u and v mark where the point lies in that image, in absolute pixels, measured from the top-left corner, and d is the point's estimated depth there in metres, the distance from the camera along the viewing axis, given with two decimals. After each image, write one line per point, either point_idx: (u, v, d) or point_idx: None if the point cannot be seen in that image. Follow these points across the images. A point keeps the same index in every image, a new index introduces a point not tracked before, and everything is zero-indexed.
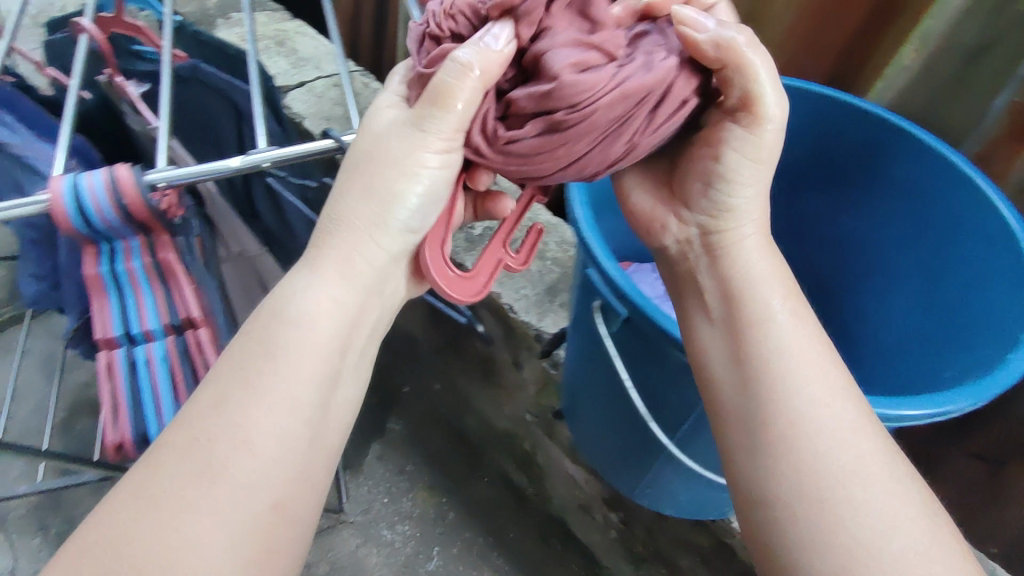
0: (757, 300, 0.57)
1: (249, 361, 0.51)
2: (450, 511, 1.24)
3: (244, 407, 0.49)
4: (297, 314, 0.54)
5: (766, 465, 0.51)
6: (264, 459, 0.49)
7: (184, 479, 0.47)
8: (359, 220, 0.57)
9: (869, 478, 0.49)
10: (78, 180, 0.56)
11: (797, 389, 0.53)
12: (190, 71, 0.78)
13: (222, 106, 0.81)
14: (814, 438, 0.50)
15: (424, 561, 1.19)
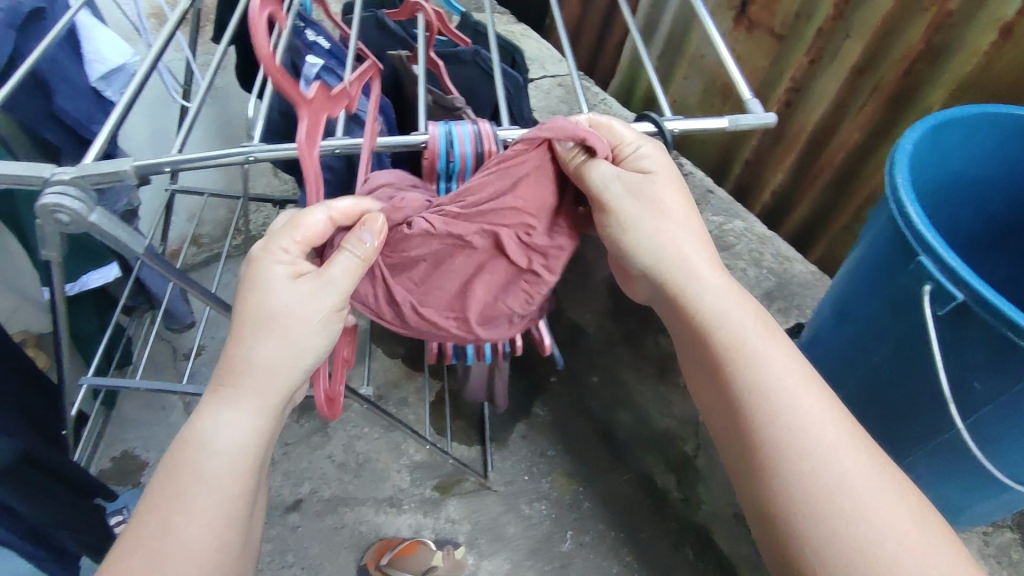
0: (728, 334, 0.63)
1: (179, 480, 0.58)
2: (586, 500, 1.29)
3: (157, 544, 0.56)
4: (214, 445, 0.59)
5: (790, 496, 0.56)
6: (203, 553, 0.57)
7: (138, 571, 0.55)
8: (269, 362, 0.61)
9: (839, 454, 0.57)
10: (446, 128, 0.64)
11: (756, 394, 0.60)
12: (471, 57, 0.86)
13: (489, 90, 0.88)
14: (813, 456, 0.57)
15: (558, 541, 1.25)
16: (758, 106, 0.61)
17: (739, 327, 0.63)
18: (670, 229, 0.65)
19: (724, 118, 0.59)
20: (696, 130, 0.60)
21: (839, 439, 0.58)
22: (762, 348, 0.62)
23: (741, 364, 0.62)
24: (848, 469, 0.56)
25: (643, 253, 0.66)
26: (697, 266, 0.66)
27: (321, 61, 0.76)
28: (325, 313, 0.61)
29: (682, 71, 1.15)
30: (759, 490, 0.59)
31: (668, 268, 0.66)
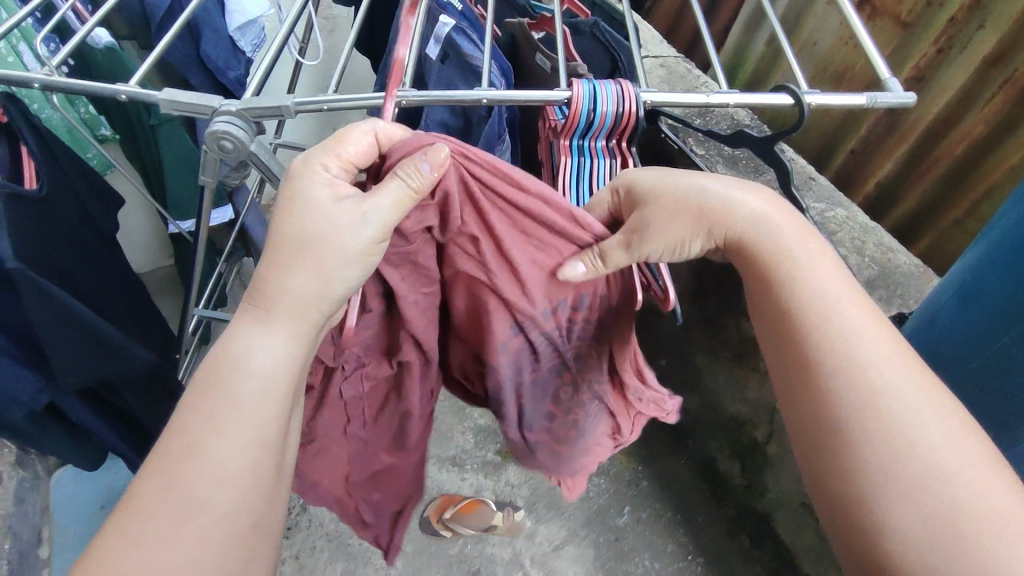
0: (817, 296, 0.55)
1: (210, 407, 0.51)
2: (643, 480, 1.30)
3: (187, 469, 0.49)
4: (249, 366, 0.53)
5: (867, 451, 0.50)
6: (232, 489, 0.50)
7: (166, 500, 0.48)
8: (301, 292, 0.53)
9: (911, 404, 0.50)
10: (596, 88, 0.60)
11: (824, 335, 0.54)
12: (590, 28, 0.87)
13: (603, 61, 0.89)
14: (895, 407, 0.50)
15: (614, 515, 1.26)
16: (898, 86, 0.62)
17: (804, 261, 0.57)
18: (698, 185, 0.59)
19: (863, 96, 0.60)
20: (835, 104, 0.61)
21: (912, 391, 0.51)
22: (820, 279, 0.56)
23: (804, 303, 0.56)
24: (921, 419, 0.50)
25: (688, 238, 0.59)
26: (730, 197, 0.60)
27: (453, 21, 0.81)
28: (363, 244, 0.52)
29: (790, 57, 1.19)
30: (824, 441, 0.53)
31: (704, 222, 0.59)
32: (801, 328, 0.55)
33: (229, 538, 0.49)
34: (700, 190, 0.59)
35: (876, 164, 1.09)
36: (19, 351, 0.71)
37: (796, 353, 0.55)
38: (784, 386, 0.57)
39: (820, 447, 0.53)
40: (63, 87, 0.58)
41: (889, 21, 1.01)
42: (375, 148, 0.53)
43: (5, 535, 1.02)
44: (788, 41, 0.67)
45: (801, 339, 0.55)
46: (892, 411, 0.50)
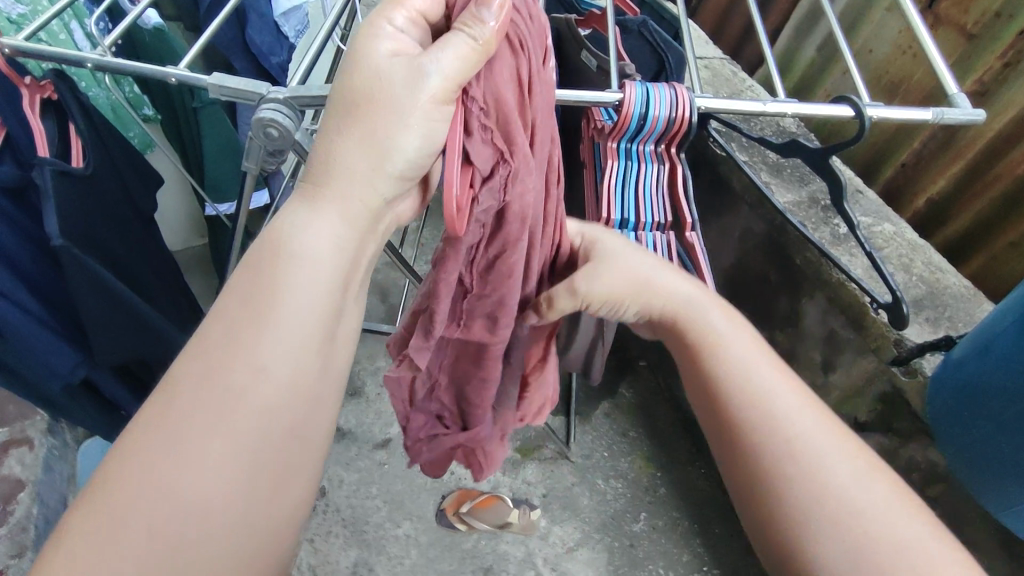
0: (733, 362, 0.51)
1: (249, 292, 0.39)
2: (662, 487, 1.27)
3: (227, 374, 0.37)
4: (296, 252, 0.40)
5: (789, 487, 0.44)
6: (260, 415, 0.37)
7: (199, 404, 0.36)
8: (359, 168, 0.41)
9: (825, 445, 0.45)
10: (649, 87, 0.58)
11: (741, 389, 0.49)
12: (638, 26, 0.85)
13: (650, 61, 0.87)
14: (808, 442, 0.45)
15: (630, 521, 1.23)
16: (966, 101, 0.60)
17: (715, 322, 0.54)
18: (630, 257, 0.58)
19: (929, 112, 0.58)
20: (900, 119, 0.58)
21: (831, 437, 0.46)
22: (733, 338, 0.53)
23: (718, 361, 0.51)
24: (839, 457, 0.45)
25: (626, 306, 0.58)
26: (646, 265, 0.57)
27: None
28: (424, 105, 0.40)
29: (841, 66, 1.16)
30: (751, 491, 0.46)
31: (639, 296, 0.57)
32: (716, 382, 0.50)
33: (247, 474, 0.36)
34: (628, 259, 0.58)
35: (929, 180, 1.05)
36: (60, 327, 0.72)
37: (714, 409, 0.50)
38: (714, 445, 0.51)
39: (742, 494, 0.47)
40: (115, 68, 0.58)
41: (953, 32, 0.98)
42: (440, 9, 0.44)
43: (33, 501, 1.05)
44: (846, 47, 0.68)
45: (718, 400, 0.50)
46: (806, 449, 0.45)
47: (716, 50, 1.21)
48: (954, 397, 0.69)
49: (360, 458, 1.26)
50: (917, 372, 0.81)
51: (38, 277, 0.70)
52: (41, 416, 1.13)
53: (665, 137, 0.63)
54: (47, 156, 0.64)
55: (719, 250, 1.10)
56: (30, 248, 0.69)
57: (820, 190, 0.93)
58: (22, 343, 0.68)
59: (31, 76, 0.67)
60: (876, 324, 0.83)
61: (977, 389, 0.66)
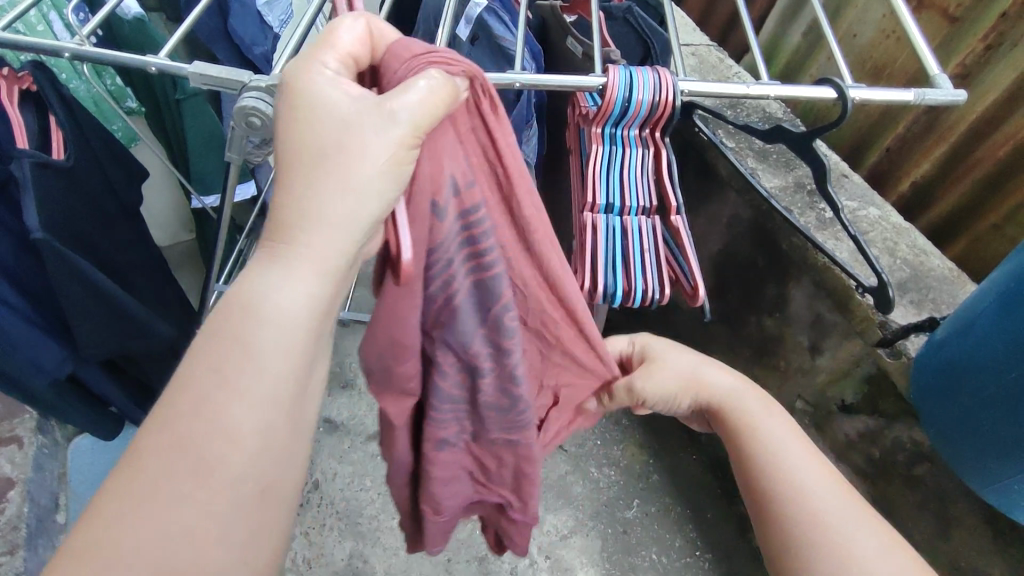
0: (767, 442, 0.57)
1: (220, 360, 0.37)
2: (654, 474, 1.28)
3: (199, 427, 0.36)
4: (264, 309, 0.39)
5: (818, 565, 0.49)
6: (247, 461, 0.37)
7: (168, 468, 0.35)
8: (329, 215, 0.40)
9: (863, 538, 0.49)
10: (634, 72, 0.58)
11: (776, 477, 0.55)
12: (622, 13, 0.85)
13: (636, 47, 0.87)
14: (836, 526, 0.50)
15: (623, 508, 1.24)
16: (948, 83, 0.60)
17: (755, 409, 0.60)
18: (684, 361, 0.63)
19: (910, 93, 0.58)
20: (882, 100, 0.59)
21: (857, 517, 0.51)
22: (768, 421, 0.59)
23: (758, 448, 0.57)
24: (876, 549, 0.49)
25: (680, 402, 0.63)
26: (693, 368, 0.63)
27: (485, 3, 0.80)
28: (394, 148, 0.39)
29: (826, 52, 1.17)
30: (779, 561, 0.52)
31: (688, 389, 0.63)
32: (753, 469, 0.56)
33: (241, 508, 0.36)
34: (682, 359, 0.64)
35: (914, 163, 1.06)
36: (42, 320, 0.71)
37: (751, 495, 0.56)
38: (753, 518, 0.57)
39: (773, 562, 0.53)
40: (94, 57, 0.57)
41: (935, 15, 0.98)
42: (369, 52, 0.43)
43: (23, 499, 1.04)
44: (832, 35, 0.69)
45: (763, 489, 0.55)
46: (831, 526, 0.50)
47: (702, 37, 1.21)
48: (936, 377, 0.70)
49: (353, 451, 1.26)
50: (901, 355, 0.82)
51: (20, 271, 0.70)
52: (30, 414, 1.12)
53: (651, 122, 0.63)
54: (27, 149, 0.64)
55: (707, 236, 1.10)
56: (10, 243, 0.68)
57: (806, 175, 0.94)
58: (7, 338, 0.67)
59: (9, 68, 0.67)
60: (861, 308, 0.84)
61: (956, 368, 0.67)
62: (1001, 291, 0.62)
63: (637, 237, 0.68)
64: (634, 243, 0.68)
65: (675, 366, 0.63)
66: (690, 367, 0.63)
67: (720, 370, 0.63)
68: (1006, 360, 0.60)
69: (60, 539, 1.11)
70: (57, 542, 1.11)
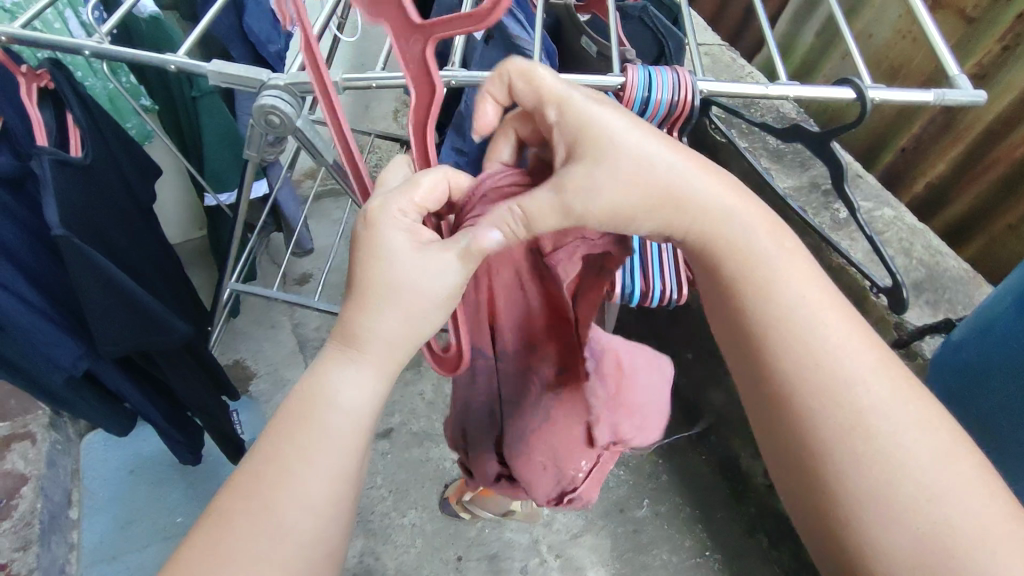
0: (793, 304, 0.44)
1: (298, 435, 0.43)
2: (664, 474, 1.28)
3: (274, 498, 0.42)
4: (338, 399, 0.44)
5: (852, 467, 0.40)
6: (312, 526, 0.42)
7: (246, 531, 0.41)
8: (391, 333, 0.46)
9: (895, 421, 0.40)
10: (651, 71, 0.58)
11: (797, 350, 0.43)
12: (638, 12, 0.84)
13: (652, 47, 0.87)
14: (875, 416, 0.40)
15: (633, 508, 1.24)
16: (966, 83, 0.59)
17: (771, 262, 0.45)
18: (686, 177, 0.45)
19: (930, 93, 0.57)
20: (900, 101, 0.58)
21: (901, 405, 0.41)
22: (786, 281, 0.45)
23: (776, 311, 0.44)
24: (906, 432, 0.40)
25: (640, 220, 0.46)
26: (689, 178, 0.46)
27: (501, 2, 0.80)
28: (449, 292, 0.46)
29: (840, 52, 1.16)
30: (796, 455, 0.42)
31: (663, 203, 0.46)
32: (770, 341, 0.44)
33: (306, 557, 0.42)
34: (681, 181, 0.46)
35: (929, 163, 1.05)
36: (60, 318, 0.72)
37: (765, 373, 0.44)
38: (754, 399, 0.46)
39: (787, 455, 0.43)
40: (115, 56, 0.57)
41: (952, 15, 0.98)
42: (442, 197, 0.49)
43: (37, 495, 1.05)
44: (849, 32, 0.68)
45: (770, 358, 0.43)
46: (871, 422, 0.40)
47: (715, 37, 1.20)
48: (953, 378, 0.70)
49: None
50: (918, 356, 0.81)
51: (38, 268, 0.70)
52: (44, 410, 1.13)
53: (666, 118, 0.62)
54: (47, 147, 0.64)
55: None
56: (28, 240, 0.68)
57: (820, 174, 0.93)
58: (26, 335, 0.68)
59: (27, 65, 0.67)
60: (876, 309, 0.84)
61: (974, 368, 0.66)
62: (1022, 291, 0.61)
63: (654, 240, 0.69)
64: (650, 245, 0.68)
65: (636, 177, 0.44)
66: (667, 158, 0.45)
67: (730, 195, 0.47)
68: None
69: (72, 535, 1.12)
70: (70, 538, 1.11)
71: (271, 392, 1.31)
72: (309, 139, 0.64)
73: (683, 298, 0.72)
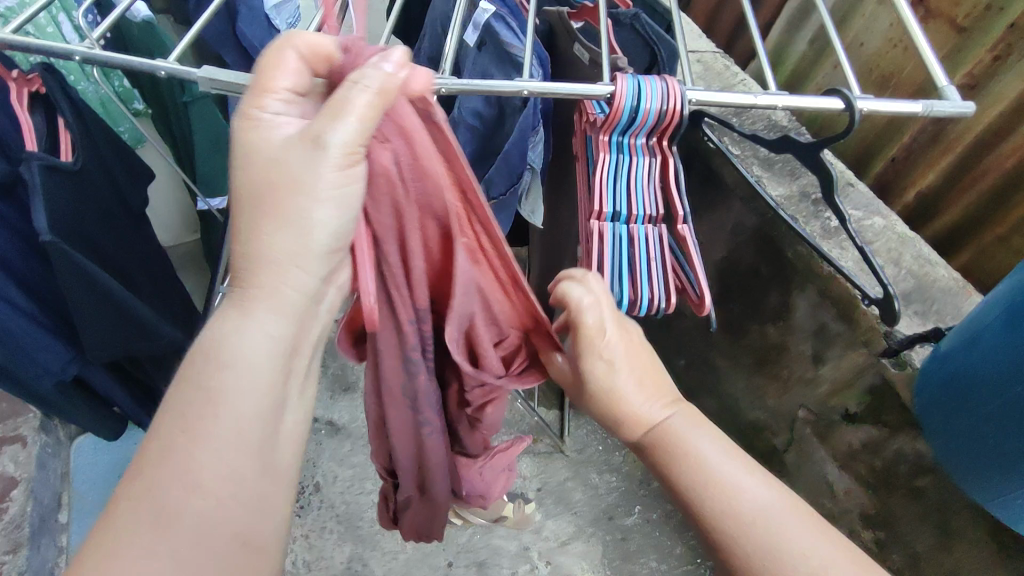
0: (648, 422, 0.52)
1: (182, 410, 0.42)
2: (655, 480, 1.27)
3: (174, 467, 0.40)
4: (233, 354, 0.44)
5: (735, 537, 0.45)
6: (215, 497, 0.41)
7: (145, 505, 0.39)
8: (282, 264, 0.46)
9: (801, 535, 0.44)
10: (641, 81, 0.58)
11: (667, 452, 0.50)
12: (629, 20, 0.84)
13: (641, 56, 0.87)
14: (730, 485, 0.46)
15: (624, 514, 1.24)
16: (955, 93, 0.60)
17: (681, 426, 0.51)
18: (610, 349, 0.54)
19: (918, 104, 0.58)
20: (889, 112, 0.58)
21: (749, 472, 0.47)
22: (641, 398, 0.53)
23: (686, 466, 0.48)
24: (810, 539, 0.44)
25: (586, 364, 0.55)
26: (613, 344, 0.54)
27: (493, 8, 0.80)
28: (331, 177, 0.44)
29: (832, 61, 1.17)
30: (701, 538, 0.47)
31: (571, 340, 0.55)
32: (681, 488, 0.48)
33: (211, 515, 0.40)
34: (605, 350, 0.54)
35: (920, 172, 1.06)
36: (49, 322, 0.71)
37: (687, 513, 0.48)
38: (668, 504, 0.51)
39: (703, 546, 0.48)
40: (103, 60, 0.57)
41: (943, 25, 0.98)
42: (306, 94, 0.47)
43: (27, 499, 1.05)
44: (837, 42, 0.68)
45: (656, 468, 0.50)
46: (730, 490, 0.46)
47: (708, 44, 1.21)
48: (942, 387, 0.70)
49: (353, 454, 1.26)
50: (907, 365, 0.82)
51: (27, 272, 0.70)
52: (33, 413, 1.12)
53: (656, 129, 0.62)
54: (36, 151, 0.63)
55: (711, 244, 1.10)
56: (17, 244, 0.68)
57: (811, 183, 0.94)
58: (16, 339, 0.68)
59: (18, 70, 0.67)
60: (867, 319, 0.83)
61: (964, 378, 0.66)
62: (1009, 299, 0.62)
63: (646, 245, 0.67)
64: (642, 250, 0.67)
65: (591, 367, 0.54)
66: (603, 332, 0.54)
67: (633, 368, 0.54)
68: (1013, 369, 0.60)
69: (61, 539, 1.11)
70: (58, 542, 1.11)
71: None
72: None
73: (702, 310, 0.67)
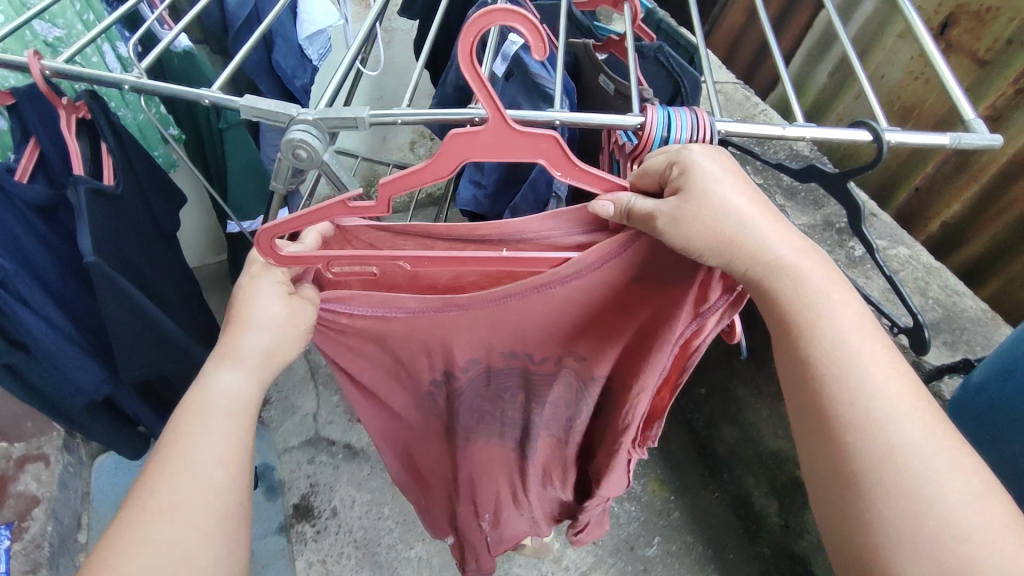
0: (845, 360, 0.44)
1: (184, 427, 0.47)
2: (676, 510, 1.26)
3: (163, 483, 0.44)
4: (222, 393, 0.48)
5: (888, 507, 0.40)
6: (204, 504, 0.44)
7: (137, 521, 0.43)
8: (259, 345, 0.50)
9: (925, 449, 0.41)
10: (670, 113, 0.58)
11: (845, 387, 0.43)
12: (654, 52, 0.86)
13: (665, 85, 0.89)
14: (918, 460, 0.41)
15: (643, 545, 1.22)
16: (981, 127, 0.57)
17: (838, 327, 0.45)
18: (727, 197, 0.46)
19: (948, 136, 0.54)
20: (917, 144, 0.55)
21: (936, 449, 0.42)
22: (843, 329, 0.45)
23: (823, 347, 0.45)
24: (938, 463, 0.41)
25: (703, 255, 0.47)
26: (749, 217, 0.47)
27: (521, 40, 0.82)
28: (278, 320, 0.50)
29: (853, 90, 1.20)
30: (837, 485, 0.43)
31: (721, 228, 0.46)
32: (807, 360, 0.45)
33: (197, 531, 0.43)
34: (721, 195, 0.46)
35: (944, 204, 1.07)
36: (86, 342, 0.73)
37: (804, 386, 0.45)
38: (808, 446, 0.45)
39: (824, 488, 0.44)
40: (151, 90, 0.56)
41: (965, 58, 1.05)
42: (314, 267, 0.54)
43: (48, 518, 1.06)
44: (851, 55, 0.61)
45: (821, 397, 0.44)
46: (905, 462, 0.41)
47: (729, 74, 1.23)
48: (976, 422, 0.68)
49: (370, 479, 1.25)
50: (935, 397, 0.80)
51: (69, 295, 0.72)
52: (57, 432, 1.14)
53: None
54: (83, 175, 0.65)
55: None
56: (61, 267, 0.70)
57: (835, 213, 0.94)
58: (53, 360, 0.69)
59: (66, 97, 0.67)
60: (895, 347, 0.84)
61: (994, 410, 0.66)
62: None
63: None
64: None
65: (702, 218, 0.45)
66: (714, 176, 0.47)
67: (773, 226, 0.47)
68: None
69: (80, 559, 1.11)
70: (77, 561, 1.11)
71: (282, 418, 1.32)
72: (334, 173, 0.61)
73: None
